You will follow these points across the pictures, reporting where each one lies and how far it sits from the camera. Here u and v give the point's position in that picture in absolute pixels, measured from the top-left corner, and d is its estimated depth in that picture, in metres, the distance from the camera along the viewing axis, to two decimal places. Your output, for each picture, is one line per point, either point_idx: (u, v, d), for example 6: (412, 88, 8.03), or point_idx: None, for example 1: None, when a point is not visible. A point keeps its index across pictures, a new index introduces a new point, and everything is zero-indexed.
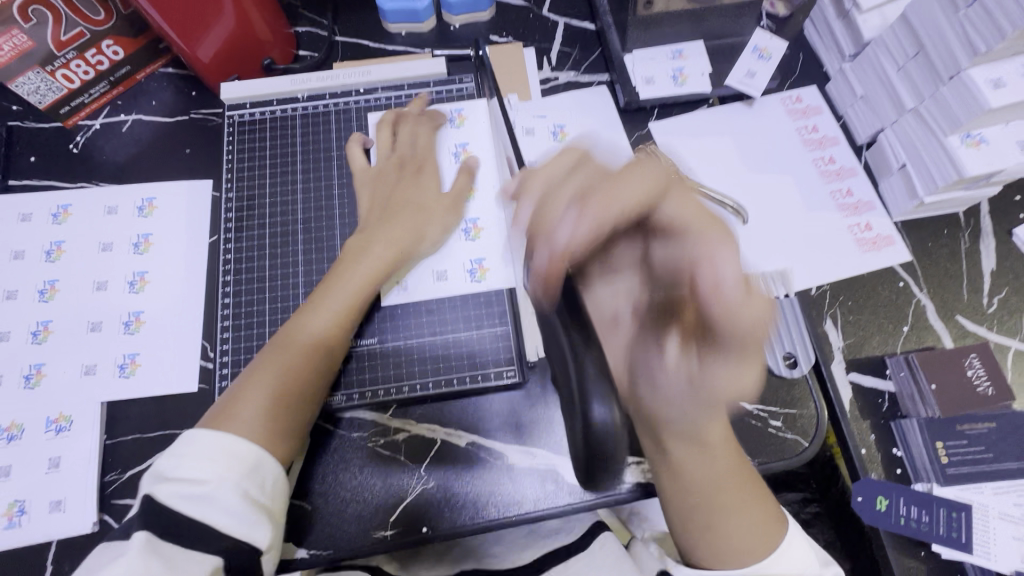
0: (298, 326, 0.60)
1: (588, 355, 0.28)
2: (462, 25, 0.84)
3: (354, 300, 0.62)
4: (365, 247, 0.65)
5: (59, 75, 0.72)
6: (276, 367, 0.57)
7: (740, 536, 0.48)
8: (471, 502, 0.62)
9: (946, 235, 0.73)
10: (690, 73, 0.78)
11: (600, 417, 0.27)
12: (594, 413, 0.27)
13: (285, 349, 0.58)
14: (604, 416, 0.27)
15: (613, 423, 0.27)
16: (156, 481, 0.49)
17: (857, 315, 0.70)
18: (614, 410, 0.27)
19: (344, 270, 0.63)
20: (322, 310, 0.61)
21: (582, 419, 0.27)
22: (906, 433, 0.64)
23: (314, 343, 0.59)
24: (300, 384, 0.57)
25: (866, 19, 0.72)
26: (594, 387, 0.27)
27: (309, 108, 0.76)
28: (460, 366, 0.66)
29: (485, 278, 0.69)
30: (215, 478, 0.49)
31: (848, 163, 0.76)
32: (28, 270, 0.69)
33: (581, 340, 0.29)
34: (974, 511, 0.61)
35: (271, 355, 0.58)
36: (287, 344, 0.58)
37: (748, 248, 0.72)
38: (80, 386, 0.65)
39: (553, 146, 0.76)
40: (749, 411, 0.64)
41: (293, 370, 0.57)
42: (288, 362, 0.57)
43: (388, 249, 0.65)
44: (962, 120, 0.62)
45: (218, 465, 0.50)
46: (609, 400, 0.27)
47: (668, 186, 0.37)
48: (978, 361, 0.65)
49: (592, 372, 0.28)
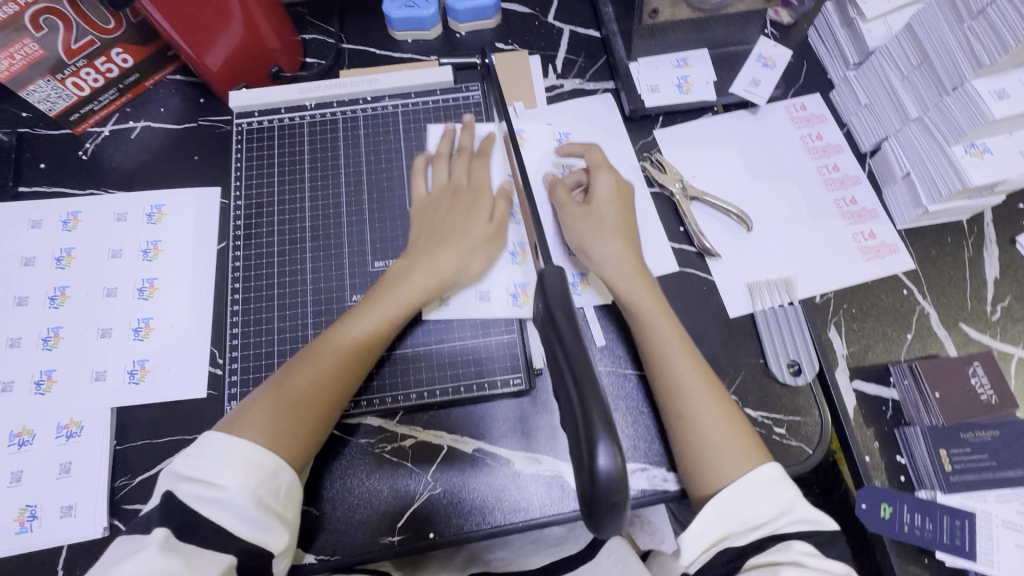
0: (333, 338, 0.61)
1: (593, 403, 0.33)
2: (468, 33, 0.85)
3: (388, 322, 0.63)
4: (406, 271, 0.66)
5: (69, 83, 0.73)
6: (310, 377, 0.58)
7: (734, 461, 0.56)
8: (477, 509, 0.62)
9: (949, 243, 0.74)
10: (694, 82, 0.79)
11: (604, 461, 0.32)
12: (599, 459, 0.32)
13: (320, 357, 0.59)
14: (608, 460, 0.32)
15: (615, 469, 0.32)
16: (175, 480, 0.51)
17: (861, 323, 0.70)
18: (617, 458, 0.32)
19: (385, 290, 0.64)
20: (358, 327, 0.61)
21: (589, 463, 0.32)
22: (910, 442, 0.64)
23: (344, 358, 0.60)
24: (327, 397, 0.58)
25: (871, 27, 0.73)
26: (598, 434, 0.32)
27: (316, 116, 0.77)
28: (468, 373, 0.66)
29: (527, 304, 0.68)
30: (232, 484, 0.50)
31: (852, 171, 0.77)
32: (38, 276, 0.70)
33: (587, 393, 0.33)
34: (977, 519, 0.62)
35: (305, 359, 0.60)
36: (319, 353, 0.60)
37: (752, 256, 0.72)
38: (91, 392, 0.66)
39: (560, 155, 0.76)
40: (754, 419, 0.64)
41: (321, 381, 0.58)
42: (317, 370, 0.59)
43: (428, 276, 0.65)
44: (966, 130, 0.62)
45: (237, 473, 0.51)
46: (612, 445, 0.32)
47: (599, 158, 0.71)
48: (981, 369, 0.65)
49: (598, 424, 0.32)
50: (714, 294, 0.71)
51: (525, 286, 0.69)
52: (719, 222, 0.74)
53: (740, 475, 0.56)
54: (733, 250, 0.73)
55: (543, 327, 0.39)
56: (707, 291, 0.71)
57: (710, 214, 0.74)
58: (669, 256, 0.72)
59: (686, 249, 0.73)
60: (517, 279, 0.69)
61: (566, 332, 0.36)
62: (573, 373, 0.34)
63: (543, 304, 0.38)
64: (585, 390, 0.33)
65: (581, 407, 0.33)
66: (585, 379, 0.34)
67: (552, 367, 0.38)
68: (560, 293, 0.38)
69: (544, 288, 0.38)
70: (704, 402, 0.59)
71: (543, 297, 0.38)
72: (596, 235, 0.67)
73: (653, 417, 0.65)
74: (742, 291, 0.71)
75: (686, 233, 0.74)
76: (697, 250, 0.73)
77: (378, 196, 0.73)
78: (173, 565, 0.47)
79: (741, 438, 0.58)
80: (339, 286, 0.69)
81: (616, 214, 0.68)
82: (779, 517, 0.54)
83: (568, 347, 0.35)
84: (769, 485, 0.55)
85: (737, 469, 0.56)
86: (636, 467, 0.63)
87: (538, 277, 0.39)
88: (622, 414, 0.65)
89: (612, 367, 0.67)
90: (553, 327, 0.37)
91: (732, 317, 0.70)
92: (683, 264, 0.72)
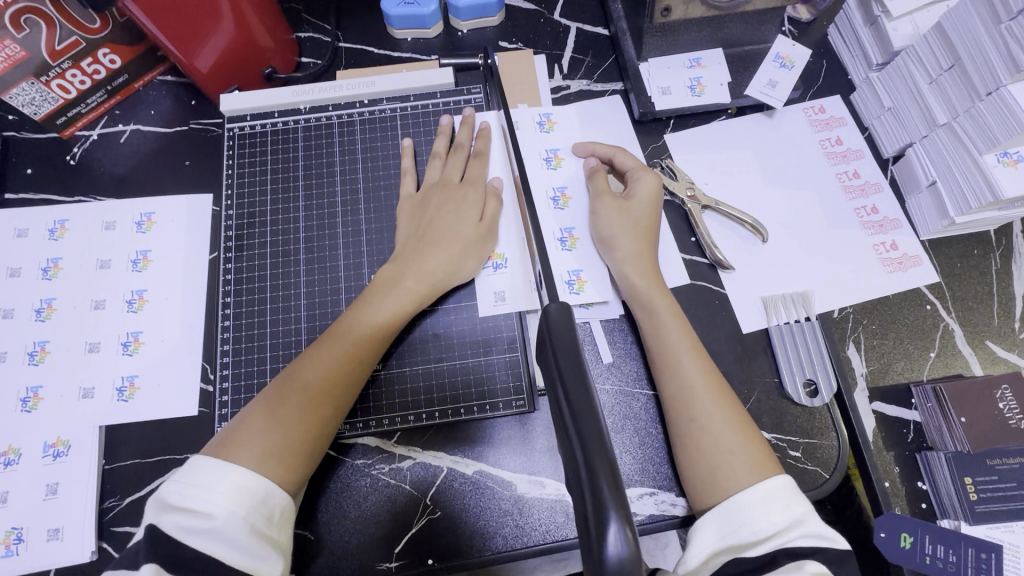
0: (332, 340, 0.59)
1: (601, 473, 0.30)
2: (470, 31, 0.81)
3: (388, 323, 0.60)
4: (404, 269, 0.63)
5: (55, 86, 0.70)
6: (300, 385, 0.56)
7: (741, 465, 0.53)
8: (478, 534, 0.60)
9: (976, 255, 0.70)
10: (708, 83, 0.75)
11: (613, 543, 0.28)
12: (607, 541, 0.28)
13: (310, 366, 0.57)
14: (618, 545, 0.28)
15: (627, 548, 0.28)
16: (161, 511, 0.48)
17: (881, 340, 0.67)
18: (628, 535, 0.28)
19: (384, 290, 0.62)
20: (357, 328, 0.59)
21: (596, 540, 0.29)
22: (932, 467, 0.62)
23: (344, 361, 0.58)
24: (319, 409, 0.56)
25: (896, 26, 0.69)
26: (608, 511, 0.29)
27: (311, 120, 0.73)
28: (469, 394, 0.63)
29: (584, 290, 0.67)
30: (220, 511, 0.47)
31: (874, 178, 0.73)
32: (25, 288, 0.68)
33: (594, 460, 0.30)
34: (1004, 552, 0.58)
35: (297, 367, 0.57)
36: (318, 357, 0.58)
37: (768, 268, 0.69)
38: (79, 409, 0.64)
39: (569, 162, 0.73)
40: (768, 441, 0.61)
41: (322, 387, 0.56)
42: (311, 380, 0.56)
43: (428, 274, 0.63)
44: (1000, 139, 0.58)
45: (225, 499, 0.48)
46: (623, 526, 0.29)
47: (640, 165, 0.69)
48: (1010, 394, 0.61)
49: (608, 497, 0.29)
50: (727, 309, 0.68)
51: (579, 272, 0.67)
52: (733, 232, 0.71)
53: (749, 483, 0.52)
54: (748, 262, 0.69)
55: (546, 377, 0.36)
56: (719, 306, 0.68)
57: (723, 224, 0.71)
58: (679, 268, 0.69)
59: (698, 260, 0.70)
60: (518, 294, 0.66)
61: (570, 381, 0.33)
62: (579, 432, 0.31)
63: (549, 348, 0.35)
64: (593, 458, 0.30)
65: (588, 476, 0.30)
66: (592, 441, 0.31)
67: (557, 423, 0.35)
68: (567, 338, 0.35)
69: (550, 329, 0.36)
70: (710, 404, 0.56)
71: (549, 341, 0.36)
72: (624, 233, 0.65)
73: (662, 439, 0.62)
74: (757, 307, 0.67)
75: (697, 244, 0.70)
76: (708, 261, 0.69)
77: (375, 205, 0.70)
78: None
79: (751, 444, 0.54)
80: (333, 301, 0.66)
81: (650, 216, 0.66)
82: (789, 529, 0.49)
83: (575, 402, 0.32)
84: (783, 497, 0.50)
85: (746, 475, 0.52)
86: (644, 491, 0.60)
87: (542, 313, 0.36)
88: (630, 435, 0.62)
89: (620, 386, 0.64)
90: (558, 377, 0.34)
91: (745, 333, 0.66)
92: (695, 276, 0.69)
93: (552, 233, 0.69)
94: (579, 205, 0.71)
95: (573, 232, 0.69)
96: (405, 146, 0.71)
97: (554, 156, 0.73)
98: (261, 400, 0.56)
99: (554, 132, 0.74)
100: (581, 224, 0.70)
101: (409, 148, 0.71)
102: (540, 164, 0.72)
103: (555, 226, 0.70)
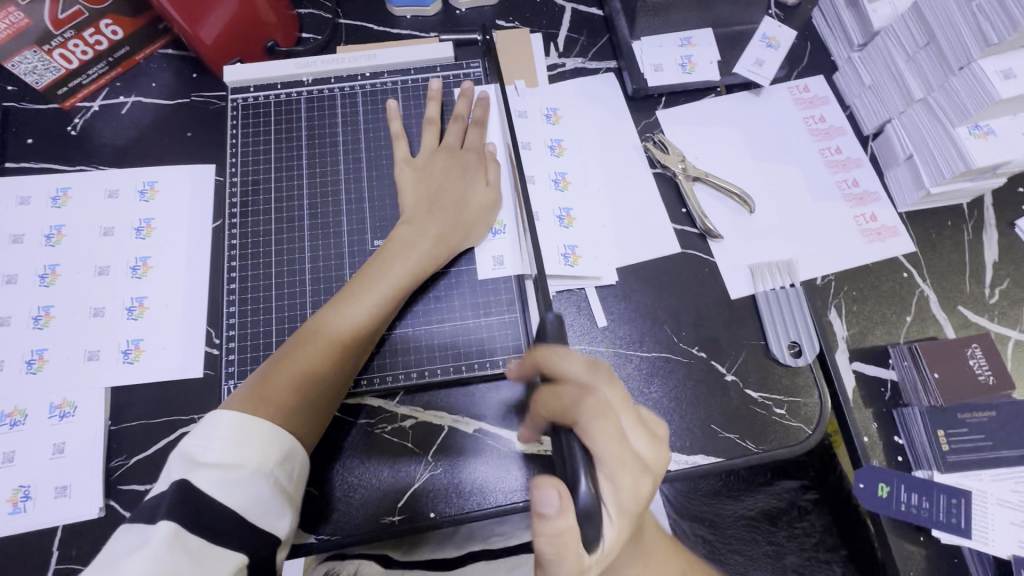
0: (309, 339, 0.58)
1: None
2: (468, 9, 0.83)
3: (393, 295, 0.61)
4: (385, 266, 0.62)
5: (57, 55, 0.70)
6: (301, 362, 0.56)
7: None
8: (477, 489, 0.62)
9: (949, 226, 0.74)
10: (698, 61, 0.78)
11: None
12: None
13: (311, 342, 0.58)
14: None
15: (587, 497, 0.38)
16: (189, 467, 0.48)
17: (861, 306, 0.70)
18: None
19: (363, 286, 0.61)
20: (336, 324, 0.59)
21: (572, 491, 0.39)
22: (908, 423, 0.65)
23: (326, 358, 0.57)
24: (315, 385, 0.56)
25: (876, 7, 0.73)
26: None
27: (314, 92, 0.75)
28: (469, 352, 0.65)
29: (579, 264, 0.69)
30: (249, 462, 0.49)
31: (855, 154, 0.77)
32: (28, 254, 0.68)
33: None
34: (973, 497, 0.62)
35: (293, 352, 0.57)
36: (314, 340, 0.58)
37: (755, 237, 0.72)
38: (84, 371, 0.65)
39: (550, 128, 0.76)
40: (753, 399, 0.65)
41: (304, 383, 0.56)
42: (309, 360, 0.57)
43: (415, 266, 0.63)
44: (971, 111, 0.62)
45: (253, 451, 0.49)
46: None
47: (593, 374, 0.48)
48: (979, 352, 0.66)
49: None
50: (716, 276, 0.71)
51: (575, 247, 0.70)
52: (721, 204, 0.74)
53: None
54: (736, 231, 0.72)
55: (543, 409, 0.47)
56: (708, 273, 0.71)
57: (712, 195, 0.74)
58: (671, 237, 0.72)
59: (689, 230, 0.73)
60: (515, 257, 0.69)
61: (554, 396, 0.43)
62: None
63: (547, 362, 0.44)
64: None
65: None
66: None
67: None
68: None
69: None
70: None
71: None
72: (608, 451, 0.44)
73: (653, 395, 0.65)
74: (744, 274, 0.70)
75: (688, 215, 0.73)
76: (699, 231, 0.72)
77: (377, 174, 0.72)
78: (179, 566, 0.43)
79: None
80: (337, 266, 0.68)
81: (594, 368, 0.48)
82: None
83: None
84: None
85: None
86: None
87: None
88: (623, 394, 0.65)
89: (616, 348, 0.67)
90: None
91: (734, 299, 0.69)
92: (686, 245, 0.72)
93: (551, 211, 0.71)
94: (578, 189, 0.73)
95: (570, 211, 0.71)
96: (391, 109, 0.73)
97: (558, 146, 0.75)
98: (228, 406, 0.52)
99: (560, 124, 0.76)
100: (580, 206, 0.72)
101: (395, 110, 0.73)
102: (545, 151, 0.74)
103: (553, 205, 0.71)
